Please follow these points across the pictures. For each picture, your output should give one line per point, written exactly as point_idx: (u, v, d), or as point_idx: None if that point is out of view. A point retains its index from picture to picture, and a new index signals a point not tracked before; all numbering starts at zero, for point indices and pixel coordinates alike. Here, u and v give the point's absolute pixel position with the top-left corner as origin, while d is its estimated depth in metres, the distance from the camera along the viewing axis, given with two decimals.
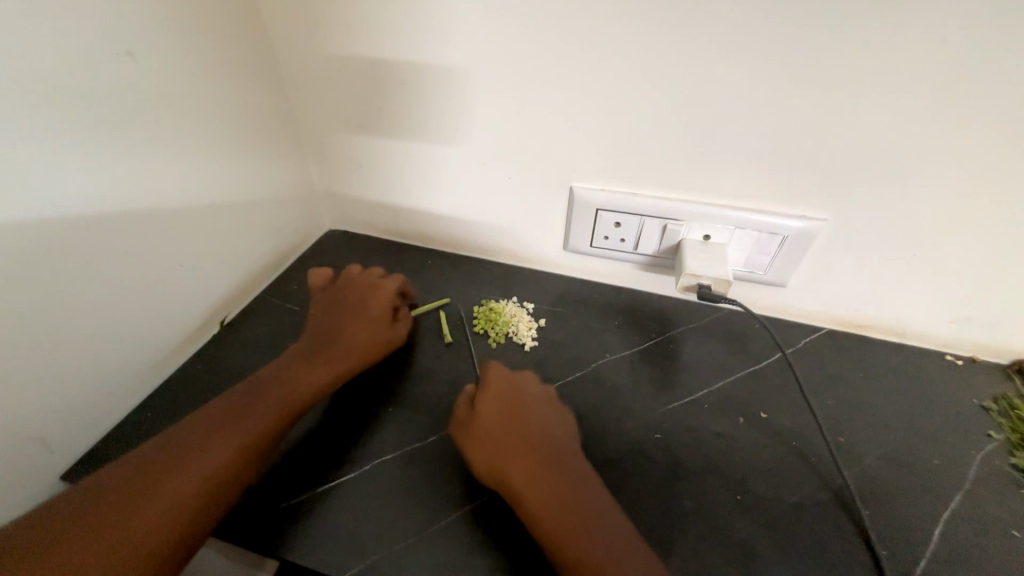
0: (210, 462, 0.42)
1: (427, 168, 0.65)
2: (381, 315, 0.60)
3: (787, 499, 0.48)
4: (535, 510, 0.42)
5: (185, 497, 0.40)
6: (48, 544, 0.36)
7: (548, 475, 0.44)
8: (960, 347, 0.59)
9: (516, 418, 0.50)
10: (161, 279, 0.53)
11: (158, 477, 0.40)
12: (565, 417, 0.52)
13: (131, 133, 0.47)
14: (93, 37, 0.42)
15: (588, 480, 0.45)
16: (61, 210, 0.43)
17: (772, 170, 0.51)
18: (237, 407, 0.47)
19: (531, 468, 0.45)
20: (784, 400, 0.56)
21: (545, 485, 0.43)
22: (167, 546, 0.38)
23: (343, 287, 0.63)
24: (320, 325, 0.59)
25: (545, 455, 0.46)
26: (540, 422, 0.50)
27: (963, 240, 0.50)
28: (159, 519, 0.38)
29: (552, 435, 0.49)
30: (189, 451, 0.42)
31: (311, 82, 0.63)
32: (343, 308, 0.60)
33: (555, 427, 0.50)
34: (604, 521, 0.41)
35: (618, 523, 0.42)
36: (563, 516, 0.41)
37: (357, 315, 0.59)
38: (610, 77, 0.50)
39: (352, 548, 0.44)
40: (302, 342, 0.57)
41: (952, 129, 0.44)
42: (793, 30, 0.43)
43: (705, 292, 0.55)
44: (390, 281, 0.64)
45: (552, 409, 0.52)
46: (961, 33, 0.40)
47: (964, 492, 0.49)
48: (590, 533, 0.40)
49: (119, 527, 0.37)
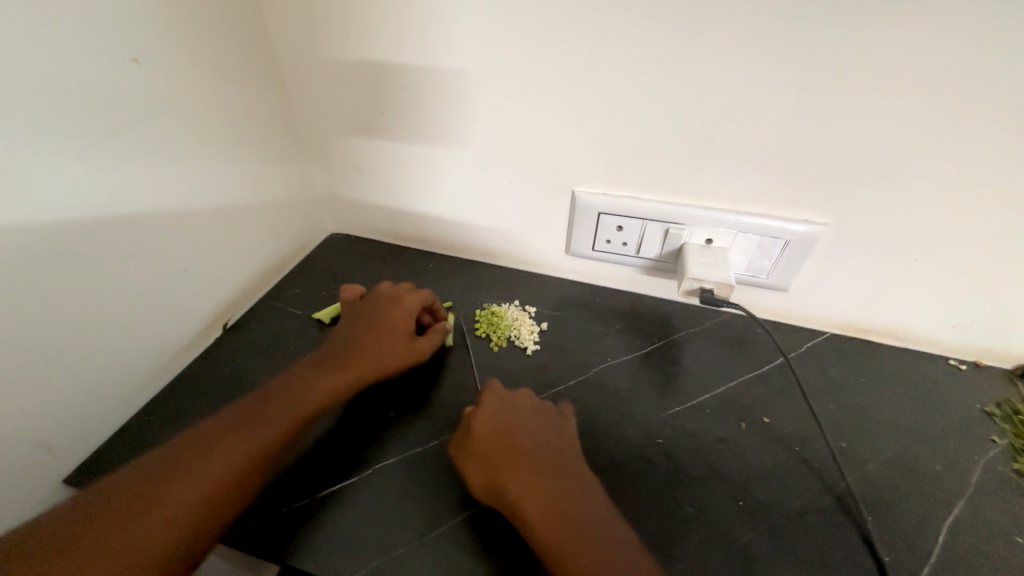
0: (218, 468, 0.42)
1: (430, 171, 0.65)
2: (401, 326, 0.57)
3: (790, 504, 0.48)
4: (539, 533, 0.41)
5: (193, 505, 0.40)
6: (62, 545, 0.36)
7: (549, 493, 0.43)
8: (964, 352, 0.59)
9: (512, 430, 0.48)
10: (165, 282, 0.54)
11: (166, 482, 0.40)
12: (563, 424, 0.51)
13: (135, 138, 0.47)
14: (97, 43, 0.43)
15: (590, 493, 0.44)
16: (67, 215, 0.43)
17: (774, 175, 0.51)
18: (247, 414, 0.46)
19: (530, 486, 0.43)
20: (786, 404, 0.56)
21: (546, 505, 0.42)
22: (177, 549, 0.38)
23: (367, 298, 0.61)
24: (341, 332, 0.58)
25: (544, 470, 0.45)
26: (537, 432, 0.48)
27: (966, 244, 0.50)
28: (167, 526, 0.38)
29: (550, 445, 0.47)
30: (198, 457, 0.42)
31: (313, 86, 0.63)
32: (364, 317, 0.58)
33: (553, 436, 0.49)
34: (609, 538, 0.41)
35: (625, 539, 0.41)
36: (569, 537, 0.40)
37: (377, 323, 0.57)
38: (612, 81, 0.50)
39: (352, 553, 0.44)
40: (320, 349, 0.56)
41: (954, 132, 0.44)
42: (793, 34, 0.43)
43: (708, 297, 0.55)
44: (416, 291, 0.61)
45: (550, 416, 0.51)
46: (962, 37, 0.40)
47: (968, 498, 0.48)
48: (598, 553, 0.39)
49: (130, 529, 0.38)
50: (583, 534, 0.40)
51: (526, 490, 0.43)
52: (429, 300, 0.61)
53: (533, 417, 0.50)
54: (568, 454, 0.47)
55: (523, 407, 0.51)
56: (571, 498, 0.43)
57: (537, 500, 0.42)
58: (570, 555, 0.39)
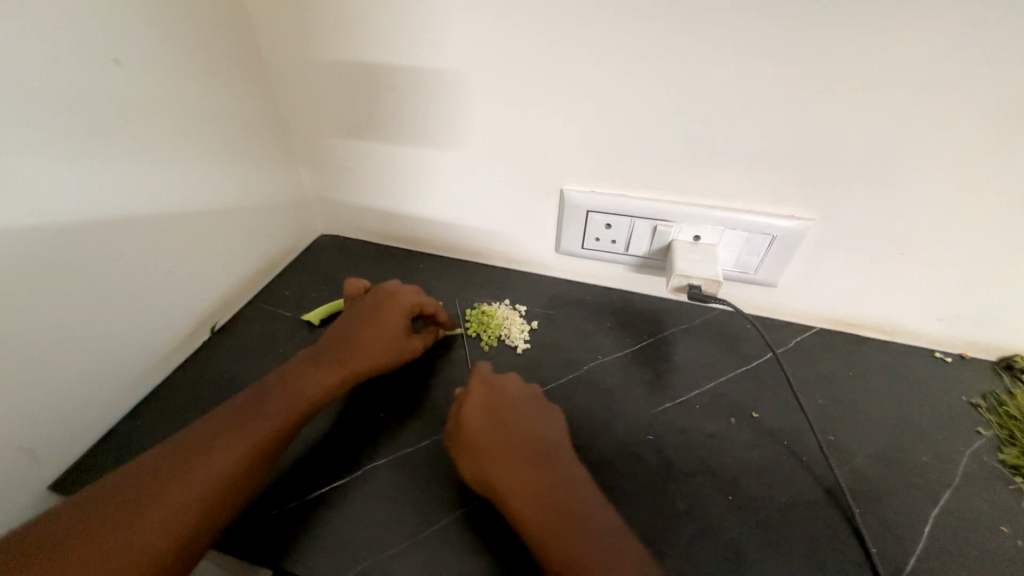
0: (215, 467, 0.42)
1: (420, 172, 0.65)
2: (400, 326, 0.57)
3: (780, 498, 0.48)
4: (529, 525, 0.41)
5: (191, 503, 0.40)
6: (58, 547, 0.36)
7: (538, 484, 0.43)
8: (950, 345, 0.60)
9: (503, 423, 0.48)
10: (151, 285, 0.53)
11: (164, 481, 0.40)
12: (556, 416, 0.51)
13: (119, 139, 0.47)
14: (79, 45, 0.42)
15: (581, 483, 0.44)
16: (49, 218, 0.42)
17: (760, 172, 0.52)
18: (242, 412, 0.46)
19: (520, 479, 0.43)
20: (775, 399, 0.57)
21: (536, 497, 0.42)
22: (174, 549, 0.38)
23: (366, 294, 0.61)
24: (340, 327, 0.57)
25: (534, 462, 0.45)
26: (528, 423, 0.48)
27: (950, 238, 0.51)
28: (166, 525, 0.38)
29: (540, 436, 0.47)
30: (194, 456, 0.42)
31: (301, 88, 0.63)
32: (361, 314, 0.58)
33: (545, 428, 0.48)
34: (600, 527, 0.40)
35: (617, 528, 0.41)
36: (559, 528, 0.40)
37: (377, 321, 0.57)
38: (599, 80, 0.50)
39: (342, 554, 0.44)
40: (316, 345, 0.56)
41: (937, 126, 0.44)
42: (778, 30, 0.43)
43: (695, 293, 0.55)
44: (417, 292, 0.61)
45: (541, 408, 0.51)
46: (944, 32, 0.40)
47: (954, 489, 0.49)
48: (589, 543, 0.39)
49: (127, 530, 0.37)
50: (573, 524, 0.40)
51: (517, 484, 0.43)
52: (433, 305, 0.60)
53: (524, 411, 0.49)
54: (559, 447, 0.47)
55: (515, 400, 0.50)
56: (560, 489, 0.43)
57: (527, 493, 0.42)
58: (560, 546, 0.39)
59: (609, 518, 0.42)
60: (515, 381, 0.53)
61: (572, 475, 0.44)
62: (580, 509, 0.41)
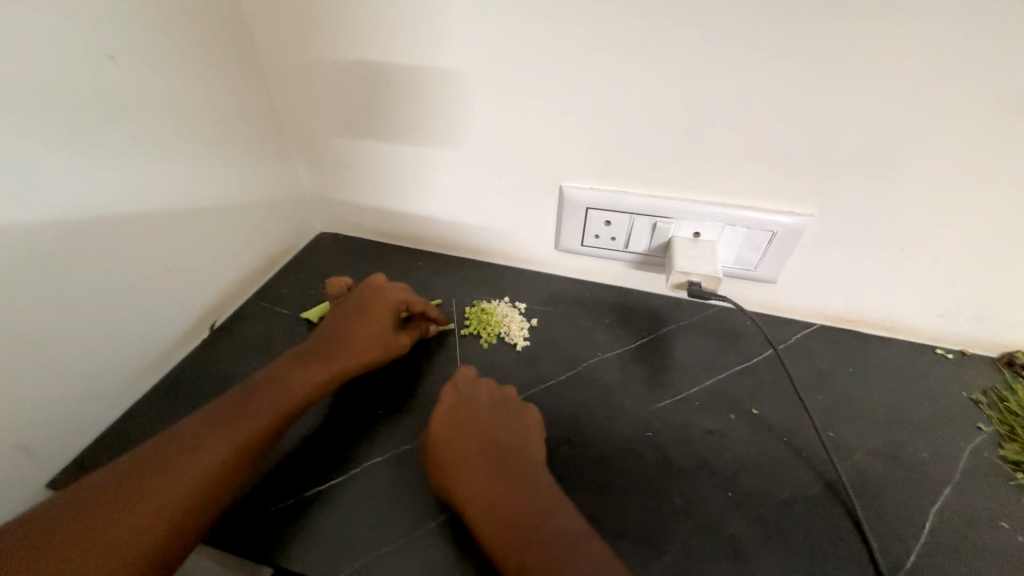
0: (205, 461, 0.42)
1: (417, 169, 0.65)
2: (388, 324, 0.57)
3: (779, 494, 0.48)
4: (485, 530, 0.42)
5: (181, 498, 0.40)
6: (50, 544, 0.36)
7: (499, 491, 0.44)
8: (951, 341, 0.60)
9: (471, 431, 0.49)
10: (148, 281, 0.53)
11: (157, 476, 0.40)
12: (531, 420, 0.51)
13: (113, 135, 0.46)
14: (70, 42, 0.42)
15: (545, 487, 0.44)
16: (43, 215, 0.42)
17: (760, 168, 0.51)
18: (233, 407, 0.46)
19: (477, 489, 0.44)
20: (777, 397, 0.56)
21: (488, 508, 0.43)
22: (163, 546, 0.38)
23: (353, 291, 0.61)
24: (325, 327, 0.58)
25: (497, 464, 0.46)
26: (497, 428, 0.49)
27: (954, 234, 0.50)
28: (157, 519, 0.38)
29: (509, 442, 0.48)
30: (186, 450, 0.42)
31: (299, 85, 0.62)
32: (349, 311, 0.58)
33: (514, 434, 0.49)
34: (557, 531, 0.41)
35: (575, 530, 0.41)
36: (508, 532, 0.41)
37: (363, 319, 0.57)
38: (600, 75, 0.50)
39: (338, 552, 0.44)
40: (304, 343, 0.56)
41: (939, 120, 0.44)
42: (775, 25, 0.43)
43: (695, 290, 0.54)
44: (404, 290, 0.61)
45: (516, 415, 0.51)
46: (944, 27, 0.40)
47: (954, 485, 0.49)
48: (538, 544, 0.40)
49: (117, 526, 0.37)
50: (532, 534, 0.40)
51: (486, 512, 0.42)
52: (422, 304, 0.60)
53: (501, 432, 0.49)
54: (537, 470, 0.46)
55: (489, 419, 0.50)
56: (517, 495, 0.43)
57: (488, 499, 0.43)
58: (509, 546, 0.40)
59: (586, 544, 0.40)
60: (499, 399, 0.52)
61: (548, 498, 0.43)
62: (548, 533, 0.40)
